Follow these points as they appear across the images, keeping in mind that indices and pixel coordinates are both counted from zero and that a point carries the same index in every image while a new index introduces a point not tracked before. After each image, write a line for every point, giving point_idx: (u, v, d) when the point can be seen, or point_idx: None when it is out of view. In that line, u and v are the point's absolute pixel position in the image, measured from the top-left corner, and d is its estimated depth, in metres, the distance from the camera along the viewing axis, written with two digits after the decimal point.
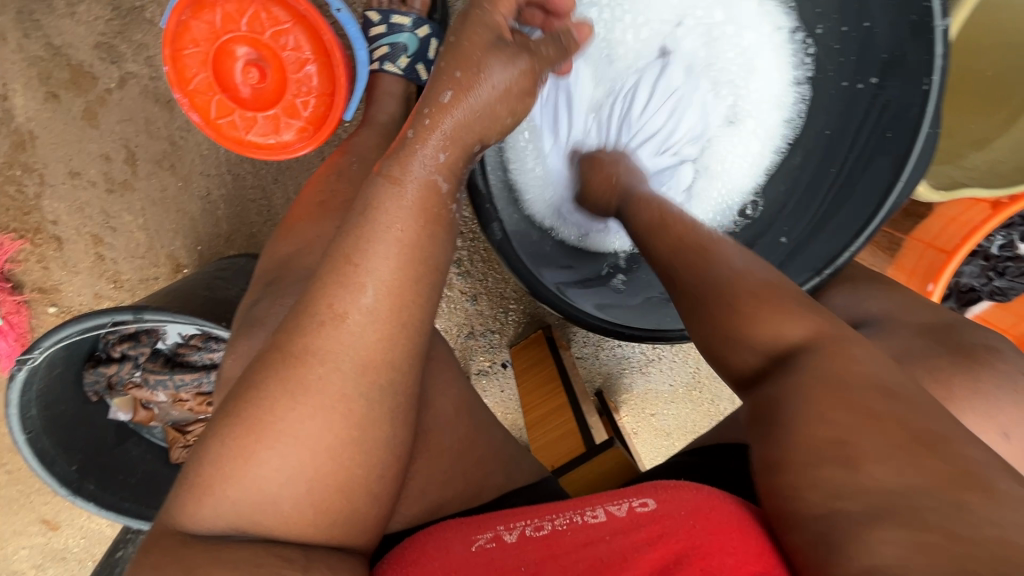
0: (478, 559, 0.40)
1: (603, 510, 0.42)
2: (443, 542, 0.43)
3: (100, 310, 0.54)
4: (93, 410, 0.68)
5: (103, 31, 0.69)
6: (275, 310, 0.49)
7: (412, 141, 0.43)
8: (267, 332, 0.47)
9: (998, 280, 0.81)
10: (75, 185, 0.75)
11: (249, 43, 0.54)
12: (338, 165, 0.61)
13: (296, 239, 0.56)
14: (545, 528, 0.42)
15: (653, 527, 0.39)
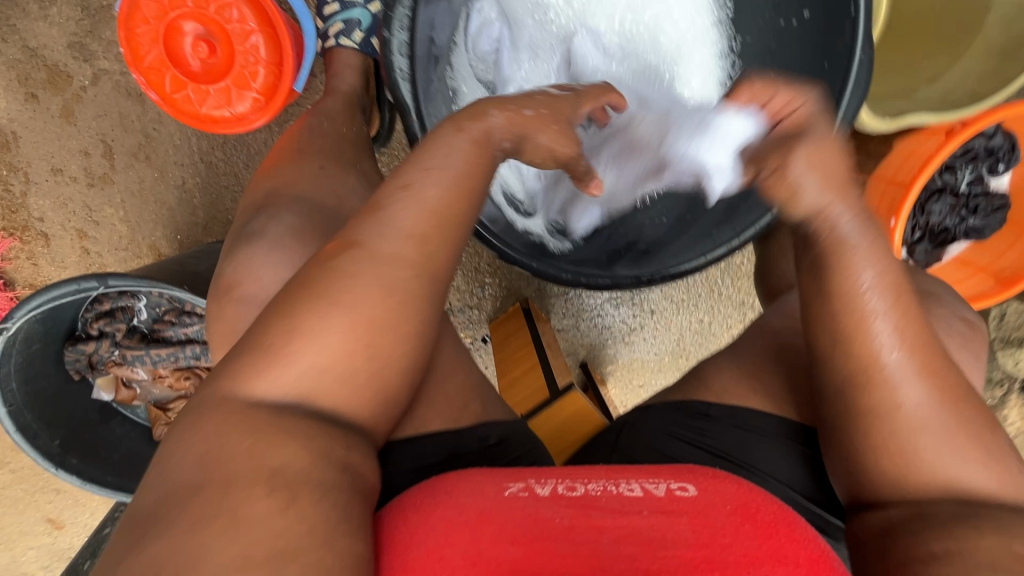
0: (513, 504, 0.40)
1: (639, 486, 0.43)
2: (475, 482, 0.43)
3: (67, 280, 0.58)
4: (77, 390, 0.71)
5: (74, 31, 0.73)
6: (267, 226, 0.54)
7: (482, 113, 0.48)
8: (269, 241, 0.53)
9: (972, 219, 0.80)
10: (58, 182, 0.79)
11: (196, 19, 0.58)
12: (308, 124, 0.64)
13: (276, 175, 0.59)
14: (579, 490, 0.43)
15: (694, 511, 0.41)
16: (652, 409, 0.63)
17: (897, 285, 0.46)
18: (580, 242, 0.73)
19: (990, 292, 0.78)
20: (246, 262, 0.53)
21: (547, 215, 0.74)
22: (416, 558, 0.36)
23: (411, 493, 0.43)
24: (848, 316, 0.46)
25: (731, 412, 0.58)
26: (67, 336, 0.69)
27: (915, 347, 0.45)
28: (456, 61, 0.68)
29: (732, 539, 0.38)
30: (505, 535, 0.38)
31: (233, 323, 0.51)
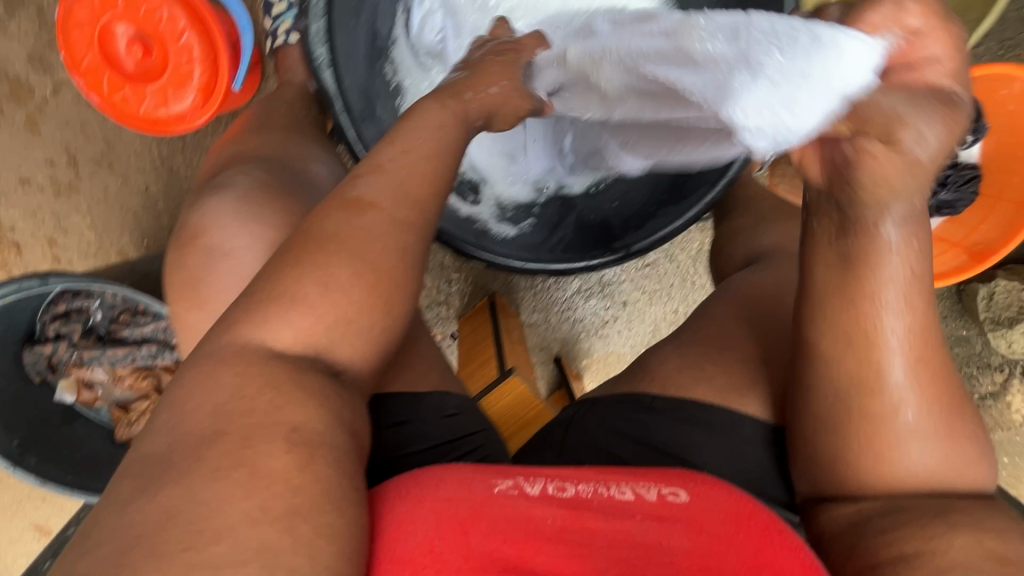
0: (503, 504, 0.38)
1: (631, 489, 0.41)
2: (460, 477, 0.40)
3: (13, 279, 0.61)
4: (39, 393, 0.72)
5: (34, 45, 0.76)
6: (234, 176, 0.51)
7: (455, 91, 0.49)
8: (236, 190, 0.49)
9: (943, 193, 0.76)
10: (26, 192, 0.81)
11: (128, 22, 0.59)
12: (269, 104, 0.62)
13: (232, 148, 0.57)
14: (569, 491, 0.40)
15: (690, 519, 0.39)
16: (597, 405, 0.60)
17: (926, 293, 0.40)
18: (527, 228, 0.73)
19: (965, 266, 0.75)
20: (214, 210, 0.49)
21: (493, 199, 0.74)
22: (404, 553, 0.35)
23: (394, 483, 0.40)
24: (862, 317, 0.40)
25: (673, 405, 0.55)
26: (25, 338, 0.70)
27: (921, 353, 0.41)
28: (399, 52, 0.69)
29: (729, 547, 0.37)
30: (497, 533, 0.37)
31: (196, 275, 0.47)
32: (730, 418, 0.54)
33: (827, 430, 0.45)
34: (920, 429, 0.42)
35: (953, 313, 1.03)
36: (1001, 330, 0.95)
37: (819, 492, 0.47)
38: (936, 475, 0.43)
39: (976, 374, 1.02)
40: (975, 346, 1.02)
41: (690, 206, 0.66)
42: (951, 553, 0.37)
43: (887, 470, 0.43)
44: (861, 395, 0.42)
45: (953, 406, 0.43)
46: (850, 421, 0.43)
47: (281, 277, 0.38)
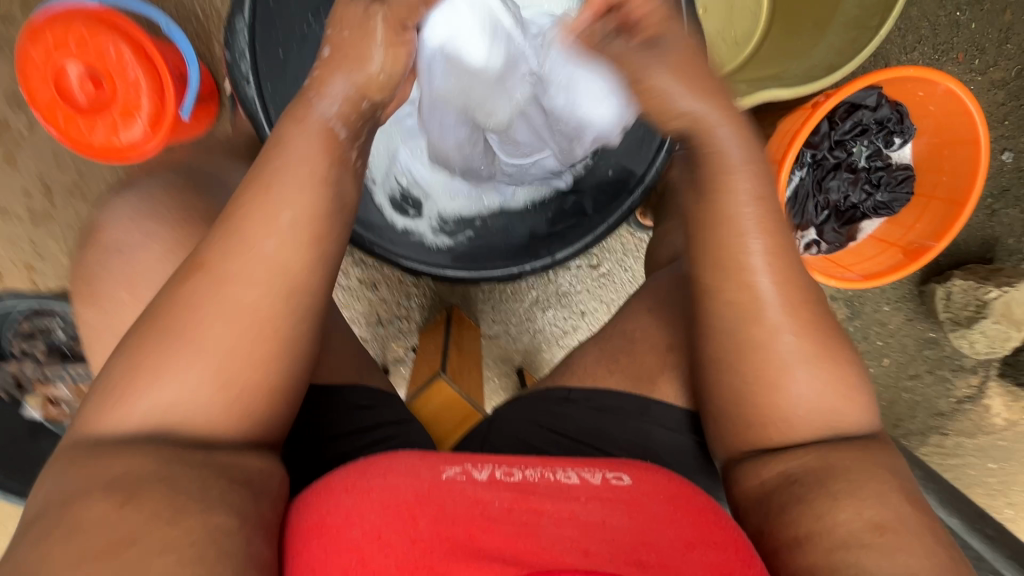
0: (451, 488, 0.43)
1: (577, 473, 0.45)
2: (410, 465, 0.44)
3: None
4: (6, 409, 0.76)
5: (10, 85, 0.81)
6: (147, 180, 0.55)
7: (309, 91, 0.47)
8: (145, 192, 0.53)
9: (878, 194, 0.78)
10: (5, 221, 0.87)
11: (79, 60, 0.64)
12: (211, 140, 0.66)
13: (164, 164, 0.60)
14: (516, 476, 0.45)
15: (630, 501, 0.43)
16: (524, 400, 0.64)
17: (770, 217, 0.47)
18: (465, 240, 0.75)
19: (901, 265, 0.75)
20: (122, 212, 0.52)
21: (434, 214, 0.76)
22: (350, 541, 0.38)
23: (340, 471, 0.43)
24: (734, 248, 0.46)
25: (588, 396, 0.60)
26: None
27: (784, 276, 0.46)
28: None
29: (666, 525, 0.42)
30: (445, 516, 0.40)
31: (94, 272, 0.50)
32: (638, 404, 0.58)
33: (733, 383, 0.47)
34: (798, 351, 0.46)
35: (918, 315, 1.02)
36: (960, 331, 0.95)
37: (733, 457, 0.49)
38: (822, 407, 0.46)
39: (951, 377, 1.03)
40: (945, 348, 1.02)
41: (610, 214, 0.70)
42: (841, 522, 0.40)
43: (780, 408, 0.46)
44: (748, 322, 0.46)
45: (822, 325, 0.47)
46: (744, 356, 0.46)
47: (198, 297, 0.41)
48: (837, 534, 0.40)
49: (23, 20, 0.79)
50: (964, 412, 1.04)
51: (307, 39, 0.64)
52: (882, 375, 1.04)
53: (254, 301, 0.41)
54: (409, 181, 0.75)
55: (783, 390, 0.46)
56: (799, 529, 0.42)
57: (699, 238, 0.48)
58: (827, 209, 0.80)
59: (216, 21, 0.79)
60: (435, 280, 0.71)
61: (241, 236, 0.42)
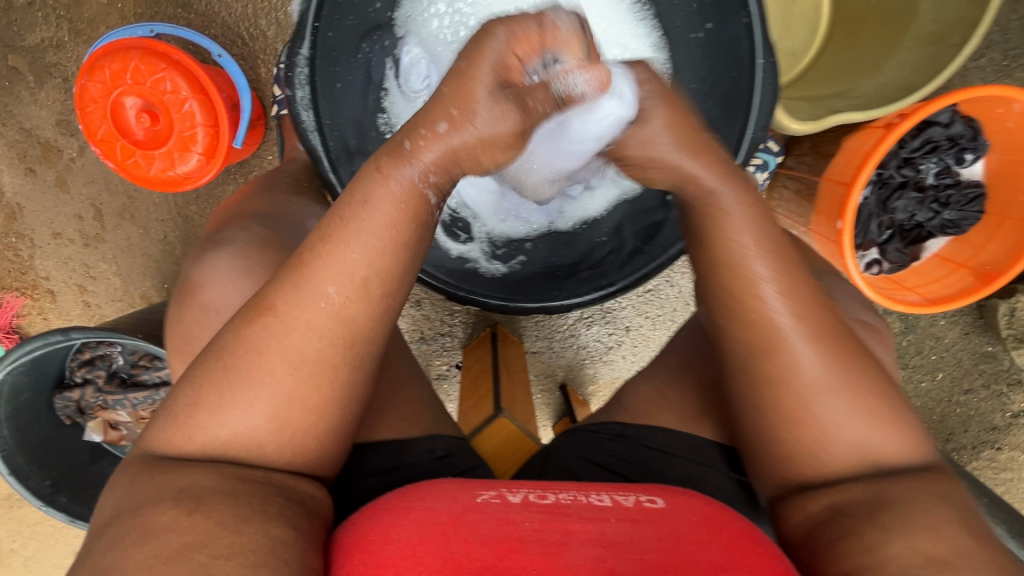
0: (484, 509, 0.42)
1: (609, 497, 0.44)
2: (448, 491, 0.44)
3: (44, 333, 0.65)
4: (68, 433, 0.77)
5: (61, 111, 0.82)
6: (233, 234, 0.56)
7: (410, 151, 0.42)
8: (236, 248, 0.54)
9: (945, 212, 0.75)
10: (59, 244, 0.88)
11: (136, 94, 0.65)
12: (272, 178, 0.67)
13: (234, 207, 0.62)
14: (549, 497, 0.43)
15: (661, 523, 0.41)
16: (578, 434, 0.59)
17: (777, 244, 0.44)
18: (519, 265, 0.74)
19: (971, 288, 0.72)
20: (208, 267, 0.54)
21: (485, 237, 0.74)
22: (386, 556, 0.38)
23: (387, 499, 0.44)
24: (739, 288, 0.43)
25: (643, 432, 0.55)
26: (56, 384, 0.76)
27: (798, 310, 0.42)
28: (391, 99, 0.67)
29: (696, 545, 0.39)
30: (479, 535, 0.39)
31: (189, 330, 0.52)
32: (692, 444, 0.53)
33: (761, 419, 0.44)
34: (823, 385, 0.42)
35: (976, 329, 0.98)
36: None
37: (775, 491, 0.45)
38: (852, 435, 0.42)
39: (1008, 391, 0.99)
40: (1002, 362, 0.98)
41: (671, 243, 0.66)
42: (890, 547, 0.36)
43: (801, 442, 0.43)
44: (753, 348, 0.43)
45: (845, 348, 0.43)
46: (763, 397, 0.43)
47: (256, 334, 0.40)
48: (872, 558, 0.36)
49: (70, 45, 0.80)
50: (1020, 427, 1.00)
51: (358, 65, 0.64)
52: (936, 390, 1.01)
53: (305, 339, 0.40)
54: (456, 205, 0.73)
55: (796, 431, 0.43)
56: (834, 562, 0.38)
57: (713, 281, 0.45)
58: (889, 228, 0.77)
59: (264, 43, 0.78)
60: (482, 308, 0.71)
61: (306, 284, 0.40)
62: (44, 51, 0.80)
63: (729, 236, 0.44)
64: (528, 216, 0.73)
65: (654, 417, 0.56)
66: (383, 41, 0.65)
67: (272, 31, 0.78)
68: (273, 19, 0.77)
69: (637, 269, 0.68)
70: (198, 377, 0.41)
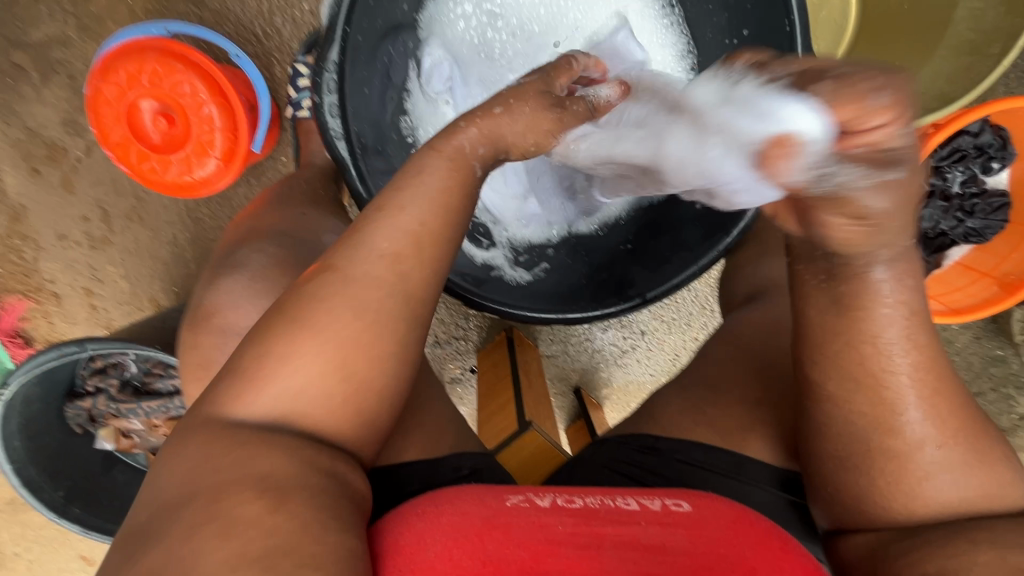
0: (514, 514, 0.39)
1: (635, 500, 0.41)
2: (476, 495, 0.41)
3: (58, 345, 0.64)
4: (81, 441, 0.77)
5: (67, 109, 0.80)
6: (250, 256, 0.55)
7: (460, 126, 0.45)
8: (253, 270, 0.54)
9: (970, 221, 0.74)
10: (64, 246, 0.86)
11: (152, 97, 0.65)
12: (292, 182, 0.67)
13: (257, 218, 0.61)
14: (577, 502, 0.40)
15: (691, 527, 0.39)
16: (605, 444, 0.59)
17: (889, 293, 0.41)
18: (542, 273, 0.72)
19: (996, 298, 0.71)
20: (228, 291, 0.53)
21: (507, 243, 0.73)
22: (422, 563, 0.35)
23: (413, 503, 0.41)
24: (860, 349, 0.40)
25: (675, 446, 0.54)
26: (67, 393, 0.75)
27: (916, 371, 0.40)
28: (413, 100, 0.66)
29: (729, 548, 0.37)
30: (515, 540, 0.37)
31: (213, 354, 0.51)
32: (731, 460, 0.52)
33: (826, 436, 0.43)
34: (930, 450, 0.40)
35: (988, 333, 0.93)
36: None
37: (837, 521, 0.45)
38: (941, 476, 0.40)
39: (1017, 395, 0.93)
40: (1013, 366, 0.92)
41: (703, 254, 0.66)
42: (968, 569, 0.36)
43: (883, 483, 0.41)
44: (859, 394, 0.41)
45: (954, 403, 0.41)
46: (851, 445, 0.42)
47: (287, 332, 0.38)
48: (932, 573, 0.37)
49: (77, 42, 0.77)
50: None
51: (382, 66, 0.62)
52: None
53: (346, 346, 0.38)
54: (480, 209, 0.71)
55: (891, 484, 0.41)
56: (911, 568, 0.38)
57: (811, 318, 0.41)
58: None
59: (280, 43, 0.76)
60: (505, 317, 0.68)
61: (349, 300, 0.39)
62: (49, 48, 0.78)
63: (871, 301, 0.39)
64: (555, 220, 0.73)
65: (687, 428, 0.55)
66: (407, 43, 0.63)
67: (288, 29, 0.76)
68: (289, 17, 0.76)
69: (669, 277, 0.67)
70: (229, 381, 0.38)
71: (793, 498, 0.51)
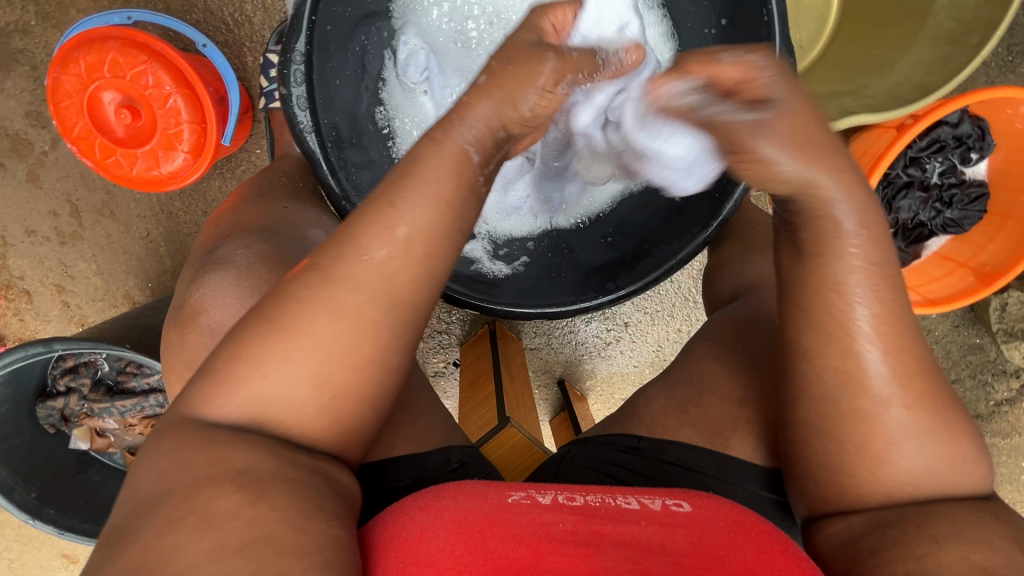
0: (517, 511, 0.38)
1: (636, 500, 0.41)
2: (478, 489, 0.40)
3: (34, 342, 0.62)
4: (53, 441, 0.75)
5: (30, 101, 0.77)
6: (238, 253, 0.53)
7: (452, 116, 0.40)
8: (239, 267, 0.52)
9: (948, 211, 0.75)
10: (33, 242, 0.83)
11: (114, 89, 0.63)
12: (269, 176, 0.66)
13: (236, 215, 0.59)
14: (578, 500, 0.40)
15: (690, 526, 0.39)
16: (589, 444, 0.58)
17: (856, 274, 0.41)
18: (521, 267, 0.71)
19: (972, 288, 0.71)
20: (215, 287, 0.51)
21: (487, 236, 0.71)
22: (423, 557, 0.34)
23: (415, 496, 0.39)
24: (833, 310, 0.40)
25: (659, 447, 0.54)
26: (38, 393, 0.73)
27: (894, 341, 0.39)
28: (390, 90, 0.64)
29: (728, 550, 0.37)
30: (513, 537, 0.36)
31: (183, 356, 0.49)
32: (715, 461, 0.52)
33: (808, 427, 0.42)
34: (897, 416, 0.40)
35: (966, 321, 0.94)
36: (1015, 343, 0.88)
37: (816, 505, 0.45)
38: (914, 463, 0.40)
39: (995, 381, 0.94)
40: (991, 354, 0.93)
41: (682, 246, 0.65)
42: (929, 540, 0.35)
43: (863, 466, 0.41)
44: (838, 361, 0.40)
45: (928, 391, 0.40)
46: (852, 430, 0.41)
47: (285, 311, 0.36)
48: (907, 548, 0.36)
49: (38, 30, 0.75)
50: (1002, 416, 0.95)
51: (352, 58, 0.60)
52: None
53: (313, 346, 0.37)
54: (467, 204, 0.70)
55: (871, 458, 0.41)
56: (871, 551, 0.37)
57: (799, 308, 0.41)
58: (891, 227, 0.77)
59: (251, 30, 0.74)
60: (484, 313, 0.67)
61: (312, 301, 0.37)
62: (9, 36, 0.75)
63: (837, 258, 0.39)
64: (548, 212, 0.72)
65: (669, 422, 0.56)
66: (382, 32, 0.62)
67: (259, 16, 0.74)
68: (260, 4, 0.73)
69: (655, 267, 0.66)
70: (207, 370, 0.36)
71: (777, 497, 0.51)
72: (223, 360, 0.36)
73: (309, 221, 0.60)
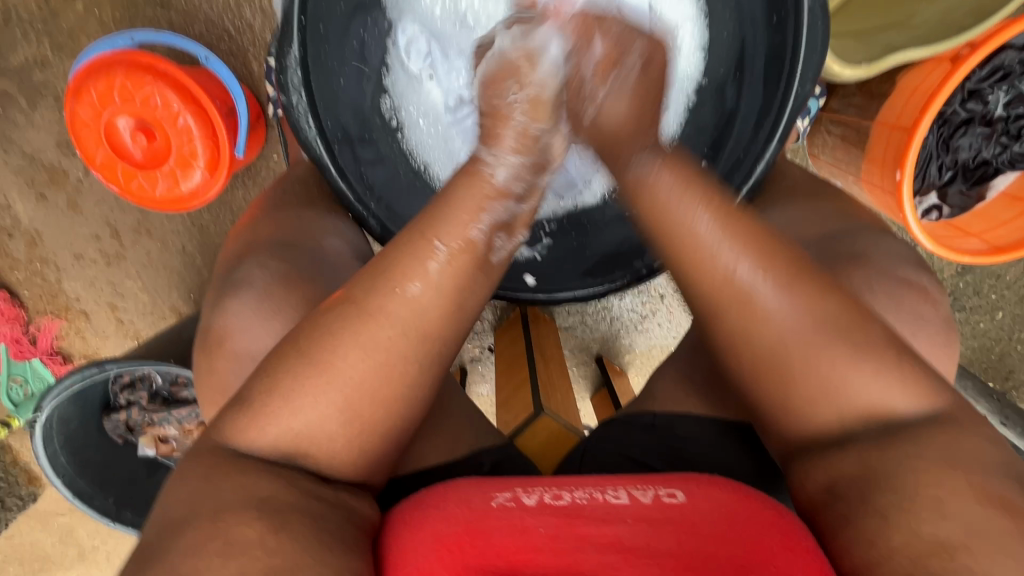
0: (498, 515, 0.38)
1: (626, 492, 0.40)
2: (463, 494, 0.40)
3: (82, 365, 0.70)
4: (125, 451, 0.81)
5: (60, 131, 0.80)
6: (254, 272, 0.53)
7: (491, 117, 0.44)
8: (256, 288, 0.52)
9: (1016, 145, 0.67)
10: (83, 265, 0.88)
11: (127, 114, 0.65)
12: (286, 183, 0.64)
13: (243, 234, 0.60)
14: (565, 498, 0.39)
15: (682, 521, 0.37)
16: (611, 425, 0.56)
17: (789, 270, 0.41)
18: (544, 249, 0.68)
19: None
20: (236, 312, 0.52)
21: None
22: None
23: (401, 508, 0.41)
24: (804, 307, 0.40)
25: (672, 422, 0.54)
26: (104, 407, 0.79)
27: (756, 259, 0.41)
28: (393, 76, 0.61)
29: (718, 546, 0.35)
30: (493, 547, 0.36)
31: (220, 374, 0.51)
32: (717, 429, 0.52)
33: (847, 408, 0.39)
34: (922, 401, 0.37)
35: None
36: None
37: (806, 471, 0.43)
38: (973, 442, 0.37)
39: None
40: None
41: None
42: (950, 526, 0.33)
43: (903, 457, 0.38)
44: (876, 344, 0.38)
45: None
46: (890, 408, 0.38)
47: (340, 326, 0.39)
48: (923, 532, 0.34)
49: (55, 62, 0.77)
50: None
51: (350, 53, 0.58)
52: (996, 330, 0.87)
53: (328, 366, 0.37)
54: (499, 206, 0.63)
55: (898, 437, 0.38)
56: (876, 538, 0.35)
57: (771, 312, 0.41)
58: (950, 169, 0.69)
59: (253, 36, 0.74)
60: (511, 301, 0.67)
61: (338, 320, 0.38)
62: (31, 71, 0.77)
63: (675, 208, 0.43)
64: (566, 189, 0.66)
65: (701, 397, 0.54)
66: (379, 22, 0.59)
67: (258, 20, 0.73)
68: (257, 8, 0.73)
69: None
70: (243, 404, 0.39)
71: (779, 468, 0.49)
72: (252, 390, 0.39)
73: (325, 230, 0.59)
